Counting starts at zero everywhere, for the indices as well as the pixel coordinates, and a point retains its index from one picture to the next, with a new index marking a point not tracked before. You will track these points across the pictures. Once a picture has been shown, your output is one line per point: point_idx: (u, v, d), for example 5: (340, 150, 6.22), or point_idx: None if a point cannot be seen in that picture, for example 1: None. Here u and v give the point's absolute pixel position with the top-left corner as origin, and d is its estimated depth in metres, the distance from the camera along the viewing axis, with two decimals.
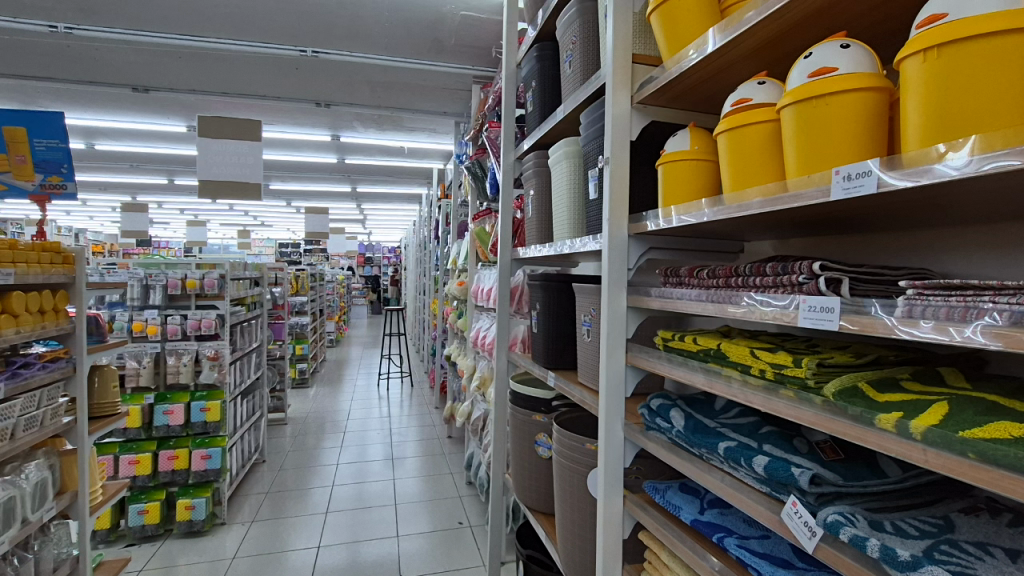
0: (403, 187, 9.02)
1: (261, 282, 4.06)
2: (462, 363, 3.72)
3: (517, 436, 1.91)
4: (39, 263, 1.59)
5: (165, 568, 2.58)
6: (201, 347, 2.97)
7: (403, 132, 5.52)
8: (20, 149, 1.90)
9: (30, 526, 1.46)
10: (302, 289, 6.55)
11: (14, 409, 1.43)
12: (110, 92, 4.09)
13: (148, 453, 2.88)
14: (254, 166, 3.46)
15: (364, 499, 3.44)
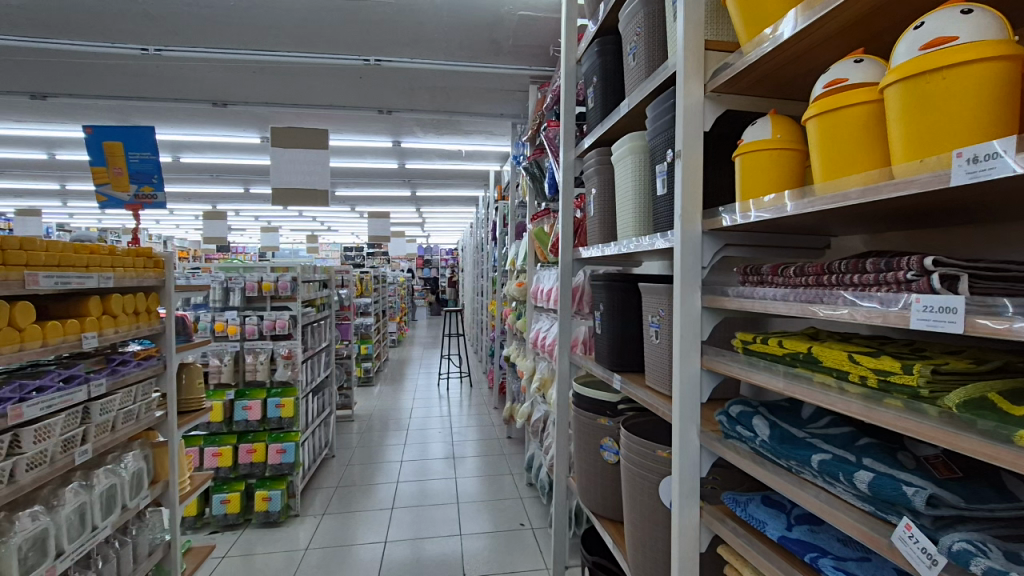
0: (460, 190, 9.16)
1: (329, 284, 4.22)
2: (522, 363, 3.70)
3: (581, 439, 1.87)
4: (134, 267, 1.71)
5: (244, 556, 2.73)
6: (276, 346, 3.14)
7: (461, 135, 5.60)
8: (118, 162, 2.06)
9: (129, 512, 1.58)
10: (366, 291, 6.77)
11: (114, 403, 1.55)
12: (192, 107, 4.40)
13: (229, 446, 3.04)
14: (322, 173, 3.60)
15: (427, 496, 3.50)
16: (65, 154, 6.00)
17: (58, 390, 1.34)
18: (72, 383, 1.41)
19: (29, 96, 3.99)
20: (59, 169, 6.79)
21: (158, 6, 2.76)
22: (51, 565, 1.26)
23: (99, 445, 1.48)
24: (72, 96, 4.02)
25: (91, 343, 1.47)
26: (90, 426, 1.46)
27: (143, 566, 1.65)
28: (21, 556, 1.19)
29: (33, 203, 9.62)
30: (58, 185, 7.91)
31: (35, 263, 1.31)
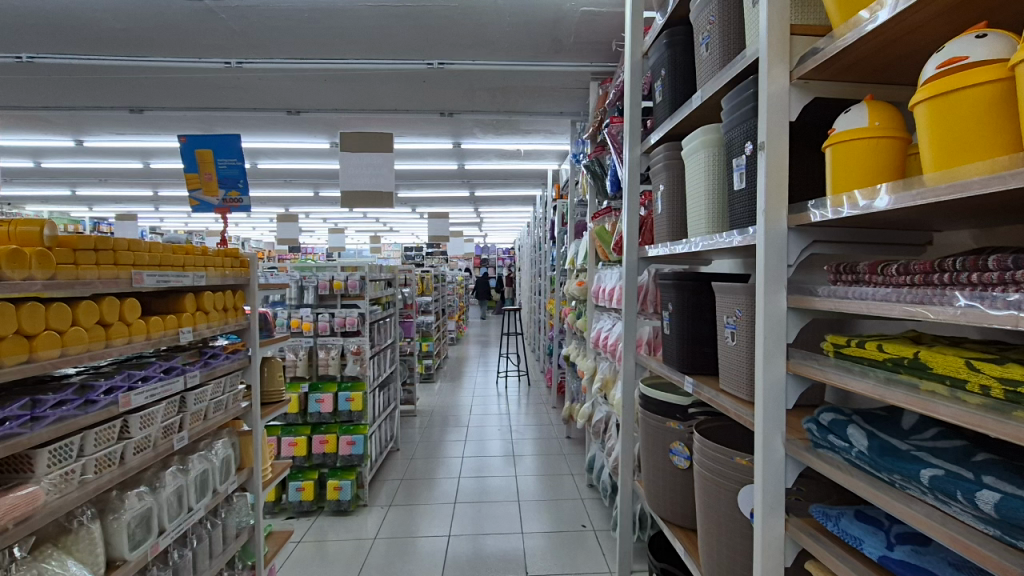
0: (518, 190, 9.18)
1: (393, 283, 4.35)
2: (583, 363, 3.65)
3: (649, 442, 1.82)
4: (223, 266, 1.83)
5: (318, 542, 2.87)
6: (345, 342, 3.28)
7: (520, 135, 5.61)
8: (209, 168, 2.20)
9: (219, 496, 1.69)
10: (427, 290, 6.93)
11: (206, 394, 1.66)
12: (268, 116, 4.65)
13: (304, 436, 3.21)
14: (386, 175, 3.71)
15: (488, 493, 3.54)
16: (158, 163, 6.53)
17: (159, 380, 1.45)
18: (171, 374, 1.52)
19: (128, 110, 4.37)
20: (153, 177, 7.40)
21: (240, 22, 2.94)
22: (155, 542, 1.37)
23: (193, 433, 1.59)
24: (165, 109, 4.37)
25: (186, 337, 1.58)
26: (186, 415, 1.57)
27: (232, 547, 1.77)
28: (131, 532, 1.30)
29: (130, 208, 10.55)
30: (151, 191, 8.61)
31: (139, 262, 1.42)
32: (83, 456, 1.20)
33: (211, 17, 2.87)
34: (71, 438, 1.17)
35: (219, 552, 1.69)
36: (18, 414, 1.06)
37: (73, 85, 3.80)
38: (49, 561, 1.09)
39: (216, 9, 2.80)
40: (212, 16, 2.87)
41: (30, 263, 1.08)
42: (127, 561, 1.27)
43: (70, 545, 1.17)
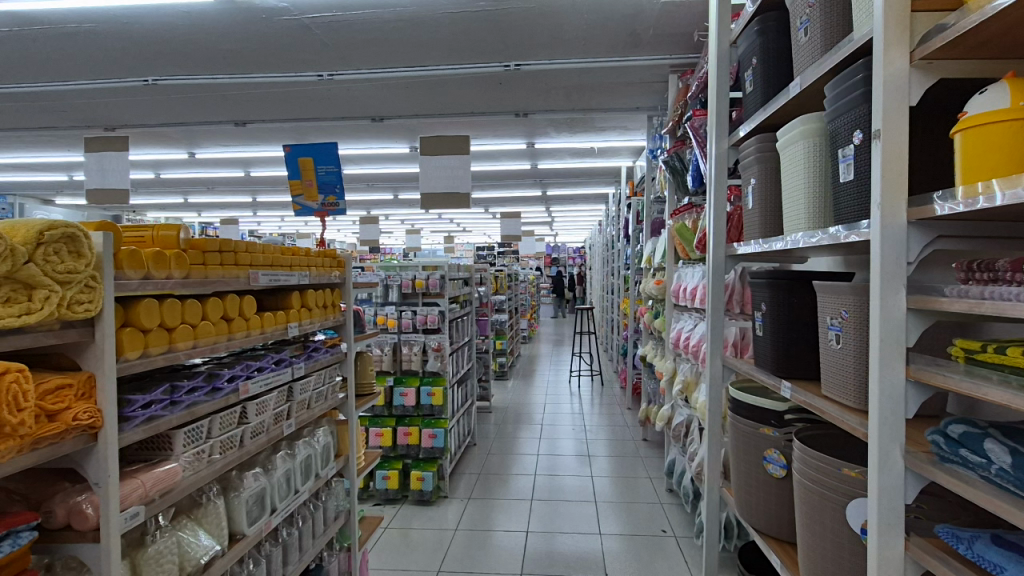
0: (590, 188, 9.08)
1: (471, 282, 4.45)
2: (661, 364, 3.54)
3: (740, 448, 1.74)
4: (323, 266, 1.96)
5: (403, 529, 3.00)
6: (427, 339, 3.42)
7: (595, 132, 5.54)
8: (309, 175, 2.35)
9: (321, 480, 1.81)
10: (501, 289, 7.03)
11: (310, 384, 1.78)
12: (354, 124, 4.92)
13: (389, 428, 3.38)
14: (464, 177, 3.79)
15: (564, 492, 3.54)
16: (258, 172, 7.10)
17: (270, 371, 1.58)
18: (281, 365, 1.65)
19: (234, 124, 4.78)
20: (253, 185, 8.05)
21: (332, 37, 3.12)
22: (268, 520, 1.49)
23: (299, 421, 1.71)
24: (265, 121, 4.74)
25: (293, 331, 1.71)
26: (293, 403, 1.70)
27: (331, 528, 1.89)
28: (248, 509, 1.42)
29: (233, 213, 11.56)
30: (250, 198, 9.38)
31: (255, 262, 1.55)
32: (211, 438, 1.33)
33: (307, 34, 3.07)
34: (201, 422, 1.31)
35: (320, 533, 1.81)
36: (161, 398, 1.19)
37: (189, 103, 4.22)
38: (184, 531, 1.22)
39: (312, 26, 2.99)
40: (308, 33, 3.07)
41: (170, 263, 1.21)
42: (246, 536, 1.40)
43: (201, 517, 1.30)
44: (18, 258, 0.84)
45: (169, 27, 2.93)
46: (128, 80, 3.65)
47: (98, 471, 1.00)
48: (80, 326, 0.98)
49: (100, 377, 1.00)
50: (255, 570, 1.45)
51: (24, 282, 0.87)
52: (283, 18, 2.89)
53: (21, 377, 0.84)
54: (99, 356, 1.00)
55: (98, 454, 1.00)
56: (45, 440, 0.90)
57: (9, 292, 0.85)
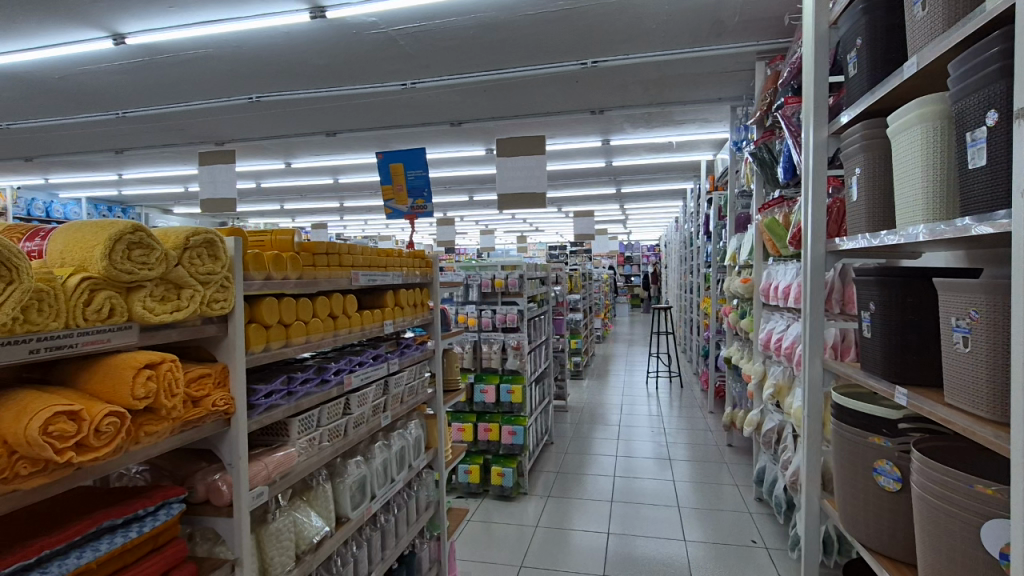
0: (667, 184, 8.79)
1: (547, 281, 4.46)
2: (748, 367, 3.38)
3: (843, 457, 1.61)
4: (414, 266, 2.05)
5: (484, 523, 3.07)
6: (506, 338, 3.48)
7: (674, 126, 5.36)
8: (400, 180, 2.45)
9: (414, 470, 1.91)
10: (576, 288, 6.98)
11: (403, 378, 1.87)
12: (434, 129, 5.09)
13: (470, 423, 3.47)
14: (540, 176, 3.79)
15: (644, 495, 3.46)
16: (345, 178, 7.54)
17: (369, 365, 1.68)
18: (378, 360, 1.76)
19: (325, 134, 5.10)
20: (340, 191, 8.56)
21: (415, 46, 3.25)
22: (368, 505, 1.59)
23: (394, 413, 1.81)
24: (352, 130, 5.02)
25: (388, 329, 1.80)
26: (389, 396, 1.80)
27: (423, 516, 1.98)
28: (352, 494, 1.53)
29: (322, 218, 12.34)
30: (337, 203, 9.97)
31: (355, 263, 1.65)
32: (320, 426, 1.44)
33: (393, 45, 3.22)
34: (311, 411, 1.41)
35: (413, 521, 1.90)
36: (279, 388, 1.30)
37: (287, 117, 4.56)
38: (299, 512, 1.33)
39: (397, 37, 3.13)
40: (393, 45, 3.22)
41: (287, 264, 1.33)
42: (350, 519, 1.50)
43: (313, 499, 1.41)
44: (170, 261, 0.95)
45: (271, 48, 3.19)
46: (235, 98, 4.01)
47: (231, 452, 1.10)
48: (217, 322, 1.09)
49: (233, 368, 1.11)
50: (358, 552, 1.55)
51: (173, 282, 0.99)
52: (371, 33, 3.05)
53: (173, 366, 0.95)
54: (232, 350, 1.11)
55: (230, 438, 1.11)
56: (188, 424, 1.01)
57: (164, 291, 0.96)
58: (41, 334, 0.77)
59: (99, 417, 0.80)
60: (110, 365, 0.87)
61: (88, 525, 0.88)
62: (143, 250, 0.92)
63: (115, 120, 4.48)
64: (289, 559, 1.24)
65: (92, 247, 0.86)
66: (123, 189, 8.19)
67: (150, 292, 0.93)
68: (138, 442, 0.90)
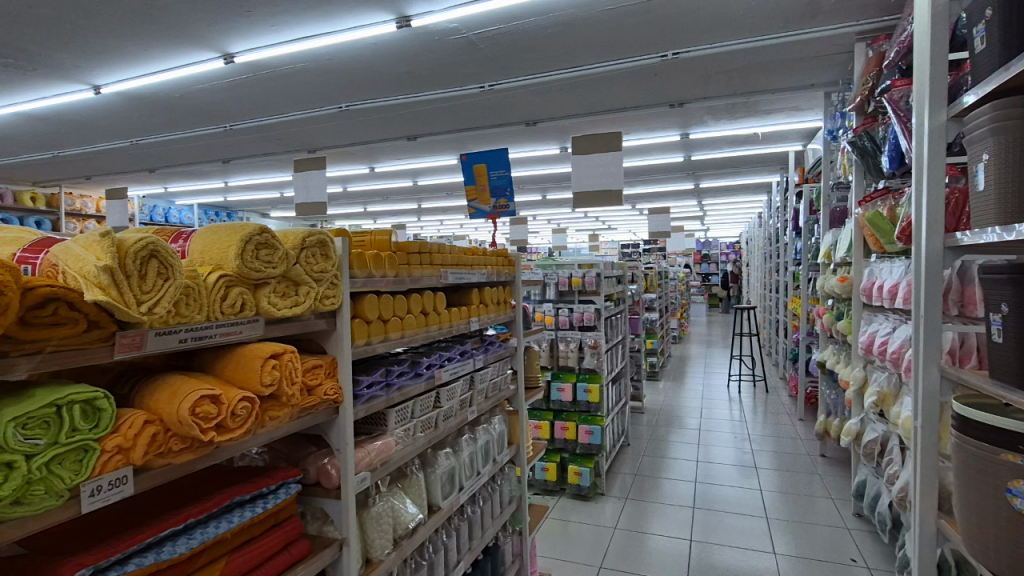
0: (751, 177, 8.34)
1: (624, 280, 4.38)
2: (846, 372, 3.14)
3: (965, 475, 1.45)
4: (497, 264, 2.09)
5: (562, 521, 3.08)
6: (583, 336, 3.46)
7: (759, 117, 5.09)
8: (483, 180, 2.50)
9: (499, 464, 1.95)
10: (653, 286, 6.80)
11: (488, 374, 1.92)
12: (510, 129, 5.14)
13: (547, 421, 3.48)
14: (616, 174, 3.67)
15: (727, 502, 3.32)
16: (423, 181, 7.81)
17: (457, 361, 1.74)
18: (465, 356, 1.81)
19: (406, 139, 5.31)
20: (419, 193, 8.87)
21: (494, 49, 3.31)
22: (457, 496, 1.65)
23: (480, 408, 1.86)
24: (432, 134, 5.19)
25: (474, 325, 1.85)
26: (475, 391, 1.84)
27: (506, 510, 2.02)
28: (442, 485, 1.59)
29: (401, 219, 12.87)
30: (415, 205, 10.35)
31: (445, 262, 1.70)
32: (414, 418, 1.51)
33: (473, 49, 3.29)
34: (407, 403, 1.48)
35: (497, 514, 1.94)
36: (379, 380, 1.37)
37: (371, 124, 4.79)
38: (396, 498, 1.40)
39: (477, 41, 3.20)
40: (473, 48, 3.29)
41: (385, 263, 1.40)
42: (441, 508, 1.56)
43: (408, 487, 1.48)
44: (290, 260, 1.04)
45: (359, 59, 3.35)
46: (326, 108, 4.27)
47: (339, 438, 1.18)
48: (327, 317, 1.17)
49: (341, 361, 1.19)
50: (448, 541, 1.61)
51: (293, 280, 1.07)
52: (452, 38, 3.14)
53: (293, 357, 1.03)
54: (340, 343, 1.19)
55: (339, 425, 1.18)
56: (305, 411, 1.10)
57: (284, 288, 1.05)
58: (189, 325, 0.86)
59: (235, 401, 0.89)
60: (241, 354, 0.96)
61: (225, 498, 0.97)
62: (268, 250, 1.00)
63: (223, 133, 4.93)
64: (388, 542, 1.31)
65: (228, 247, 0.95)
66: (228, 196, 8.98)
67: (273, 288, 1.02)
68: (264, 425, 0.99)
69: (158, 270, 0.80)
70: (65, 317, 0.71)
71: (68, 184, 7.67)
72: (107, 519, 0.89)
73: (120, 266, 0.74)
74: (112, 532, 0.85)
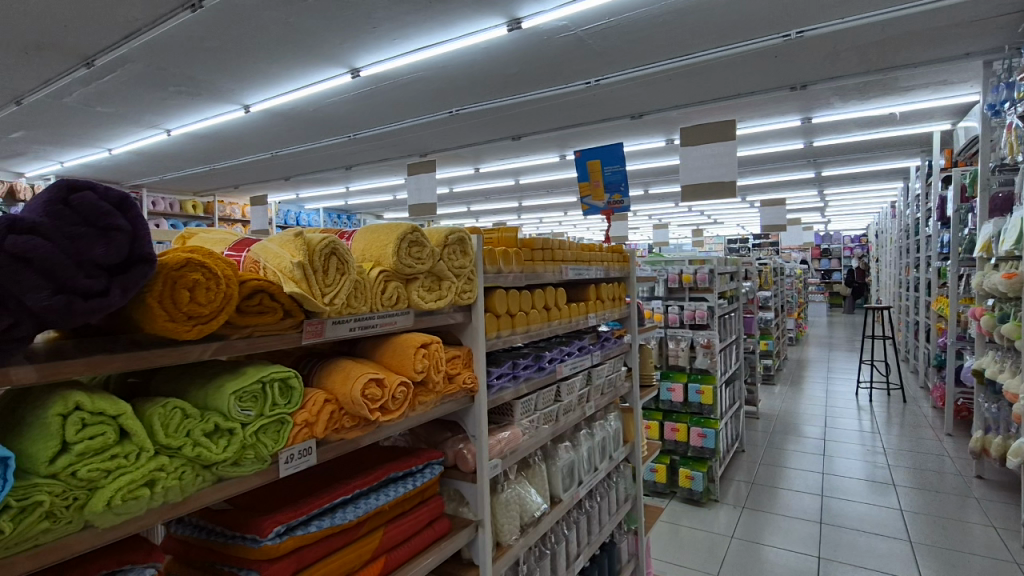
0: (884, 163, 7.47)
1: (737, 276, 4.13)
2: (1013, 383, 2.73)
3: None
4: (612, 260, 2.07)
5: (672, 525, 3.01)
6: (695, 335, 3.32)
7: (898, 95, 4.55)
8: (598, 176, 2.50)
9: (615, 461, 1.94)
10: (768, 284, 6.33)
11: (604, 370, 1.92)
12: (615, 124, 5.06)
13: (656, 421, 3.39)
14: (729, 164, 3.39)
15: (858, 520, 3.02)
16: (525, 179, 7.94)
17: (576, 355, 1.75)
18: (583, 351, 1.82)
19: (511, 139, 5.43)
20: (521, 191, 9.02)
21: (603, 43, 3.28)
22: (577, 490, 1.67)
23: (597, 403, 1.86)
24: (536, 133, 5.26)
25: (592, 321, 1.86)
26: (593, 387, 1.86)
27: (622, 508, 2.01)
28: (563, 477, 1.62)
29: (501, 218, 13.18)
30: (517, 203, 10.54)
31: (565, 258, 1.72)
32: (538, 409, 1.55)
33: (581, 46, 3.29)
34: (531, 395, 1.53)
35: (614, 510, 1.94)
36: (507, 371, 1.43)
37: (479, 126, 4.95)
38: (522, 487, 1.45)
39: (586, 37, 3.19)
40: (581, 45, 3.29)
41: (513, 259, 1.44)
42: (562, 499, 1.60)
43: (532, 477, 1.53)
44: (436, 257, 1.11)
45: (470, 63, 3.48)
46: (438, 113, 4.48)
47: (474, 425, 1.25)
48: (464, 311, 1.24)
49: (476, 352, 1.25)
50: (569, 533, 1.63)
51: (437, 275, 1.15)
52: (561, 36, 3.16)
53: (439, 347, 1.11)
54: (475, 335, 1.25)
55: (474, 412, 1.25)
56: (446, 397, 1.17)
57: (430, 282, 1.13)
58: (357, 316, 0.95)
59: (395, 385, 0.98)
60: (397, 343, 1.05)
61: (383, 473, 1.07)
62: (418, 247, 1.07)
63: (346, 142, 5.36)
64: (516, 528, 1.36)
65: (385, 245, 1.03)
66: (348, 199, 9.74)
67: (422, 283, 1.10)
68: (415, 409, 1.07)
69: (336, 265, 0.89)
70: (268, 306, 0.81)
71: (220, 194, 8.80)
72: (289, 485, 1.02)
73: (309, 262, 0.84)
74: (295, 497, 0.96)
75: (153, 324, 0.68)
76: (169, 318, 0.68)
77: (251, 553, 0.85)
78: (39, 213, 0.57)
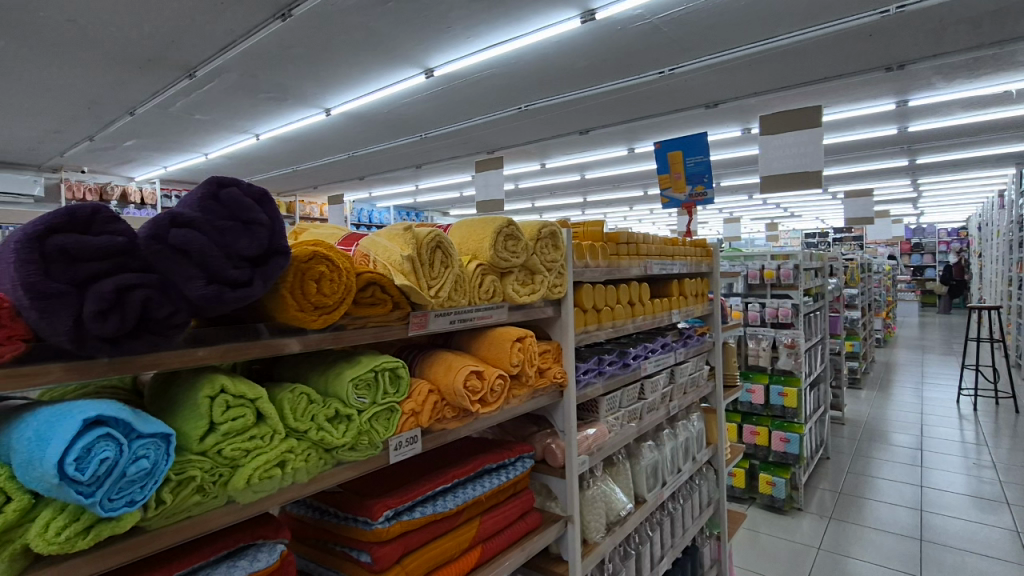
0: (992, 147, 6.77)
1: (823, 272, 3.88)
2: None
3: None
4: (695, 255, 2.00)
5: (751, 532, 2.88)
6: (777, 334, 3.14)
7: (1013, 70, 4.10)
8: (678, 167, 2.41)
9: (698, 463, 1.87)
10: (855, 280, 5.91)
11: (688, 368, 1.86)
12: (688, 115, 4.89)
13: (735, 424, 3.26)
14: (815, 153, 3.17)
15: (962, 538, 2.76)
16: (591, 174, 7.85)
17: (660, 353, 1.70)
18: (666, 348, 1.77)
19: (579, 133, 5.37)
20: (586, 186, 8.92)
21: (680, 30, 3.17)
22: (661, 491, 1.62)
23: (680, 402, 1.81)
24: (604, 126, 5.18)
25: (675, 318, 1.80)
26: (676, 385, 1.80)
27: (705, 513, 1.94)
28: (647, 478, 1.58)
29: (565, 214, 13.10)
30: (581, 198, 10.44)
31: (649, 253, 1.68)
32: (622, 406, 1.52)
33: (656, 34, 3.20)
34: (616, 392, 1.50)
35: (697, 514, 1.87)
36: (593, 367, 1.41)
37: (547, 121, 4.93)
38: (607, 485, 1.43)
39: (662, 24, 3.09)
40: (657, 33, 3.19)
41: (599, 253, 1.42)
42: (647, 500, 1.56)
43: (616, 475, 1.51)
44: (530, 250, 1.11)
45: (540, 57, 3.46)
46: (507, 109, 4.50)
47: (564, 419, 1.24)
48: (554, 306, 1.23)
49: (565, 347, 1.24)
50: (653, 535, 1.59)
51: (530, 269, 1.15)
52: (635, 25, 3.08)
53: (533, 340, 1.11)
54: (564, 330, 1.25)
55: (564, 407, 1.25)
56: (538, 391, 1.17)
57: (524, 277, 1.13)
58: (457, 309, 0.97)
59: (493, 377, 0.99)
60: (492, 336, 1.06)
61: (478, 464, 1.08)
62: (513, 241, 1.07)
63: (417, 141, 5.51)
64: (602, 526, 1.34)
65: (482, 239, 1.03)
66: (417, 197, 10.03)
67: (516, 277, 1.10)
68: (509, 402, 1.08)
69: (440, 259, 0.91)
70: (379, 298, 0.84)
71: (300, 194, 9.32)
72: (391, 472, 1.05)
73: (418, 255, 0.86)
74: (398, 483, 1.00)
75: (284, 313, 0.71)
76: (298, 308, 0.72)
77: (363, 535, 0.88)
78: (194, 208, 0.62)
